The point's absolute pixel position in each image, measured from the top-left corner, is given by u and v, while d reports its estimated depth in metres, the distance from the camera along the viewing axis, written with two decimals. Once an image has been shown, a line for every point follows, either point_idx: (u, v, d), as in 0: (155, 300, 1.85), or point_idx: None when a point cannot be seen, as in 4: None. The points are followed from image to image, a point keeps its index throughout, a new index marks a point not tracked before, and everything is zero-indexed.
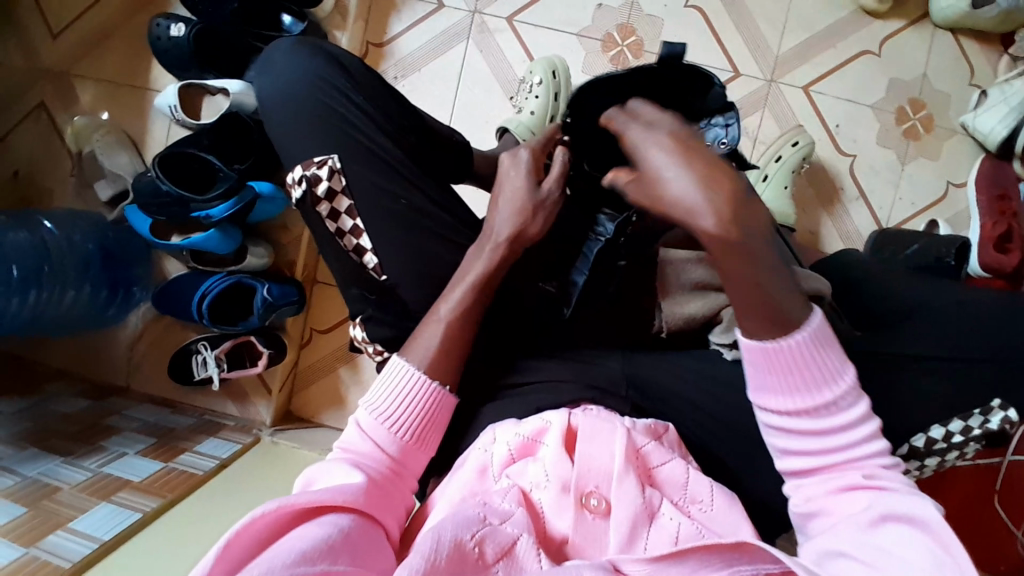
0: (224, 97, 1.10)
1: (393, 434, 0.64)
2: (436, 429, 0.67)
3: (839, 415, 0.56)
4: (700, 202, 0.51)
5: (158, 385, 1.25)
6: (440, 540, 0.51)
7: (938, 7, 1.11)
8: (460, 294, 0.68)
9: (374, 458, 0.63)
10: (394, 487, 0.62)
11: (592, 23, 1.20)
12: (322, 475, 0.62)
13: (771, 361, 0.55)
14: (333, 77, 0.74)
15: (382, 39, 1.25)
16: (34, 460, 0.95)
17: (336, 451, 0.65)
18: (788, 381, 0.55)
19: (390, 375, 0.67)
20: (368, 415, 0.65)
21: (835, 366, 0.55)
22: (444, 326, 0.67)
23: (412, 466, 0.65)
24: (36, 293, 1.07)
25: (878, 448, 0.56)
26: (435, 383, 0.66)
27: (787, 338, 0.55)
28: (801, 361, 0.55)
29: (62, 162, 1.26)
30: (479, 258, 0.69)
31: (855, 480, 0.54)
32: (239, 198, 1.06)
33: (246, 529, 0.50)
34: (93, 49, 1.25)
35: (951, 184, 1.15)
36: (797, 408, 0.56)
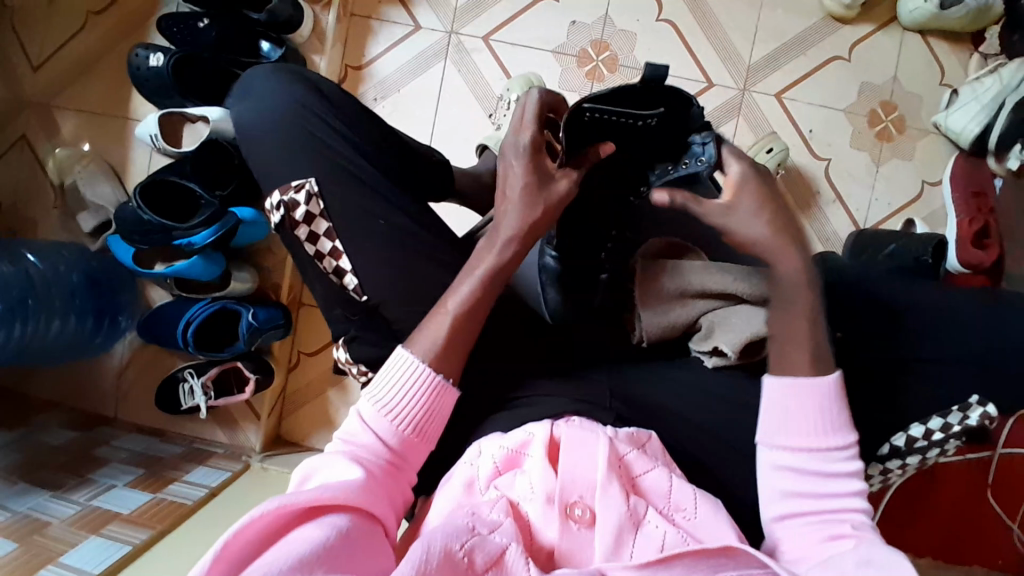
0: (205, 124, 1.10)
1: (394, 427, 0.64)
2: (438, 421, 0.66)
3: (838, 467, 0.63)
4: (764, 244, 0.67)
5: (145, 415, 1.24)
6: (429, 550, 0.51)
7: (906, 10, 1.14)
8: (468, 288, 0.68)
9: (375, 451, 0.63)
10: (394, 482, 0.63)
11: (568, 39, 1.22)
12: (323, 469, 0.61)
13: (788, 395, 0.64)
14: (309, 104, 0.75)
15: (360, 62, 1.26)
16: (22, 495, 0.94)
17: (339, 441, 0.64)
18: (800, 419, 0.64)
19: (394, 368, 0.66)
20: (371, 406, 0.65)
21: (845, 423, 0.64)
22: (452, 319, 0.67)
23: (411, 458, 0.65)
24: (22, 326, 1.05)
25: (863, 510, 0.62)
26: (438, 375, 0.66)
27: (814, 379, 0.64)
28: (821, 407, 0.64)
29: (46, 193, 1.25)
30: (489, 251, 0.69)
31: (843, 529, 0.60)
32: (221, 223, 1.06)
33: (244, 531, 0.51)
34: (72, 82, 1.26)
35: (926, 183, 1.17)
36: (799, 448, 0.64)
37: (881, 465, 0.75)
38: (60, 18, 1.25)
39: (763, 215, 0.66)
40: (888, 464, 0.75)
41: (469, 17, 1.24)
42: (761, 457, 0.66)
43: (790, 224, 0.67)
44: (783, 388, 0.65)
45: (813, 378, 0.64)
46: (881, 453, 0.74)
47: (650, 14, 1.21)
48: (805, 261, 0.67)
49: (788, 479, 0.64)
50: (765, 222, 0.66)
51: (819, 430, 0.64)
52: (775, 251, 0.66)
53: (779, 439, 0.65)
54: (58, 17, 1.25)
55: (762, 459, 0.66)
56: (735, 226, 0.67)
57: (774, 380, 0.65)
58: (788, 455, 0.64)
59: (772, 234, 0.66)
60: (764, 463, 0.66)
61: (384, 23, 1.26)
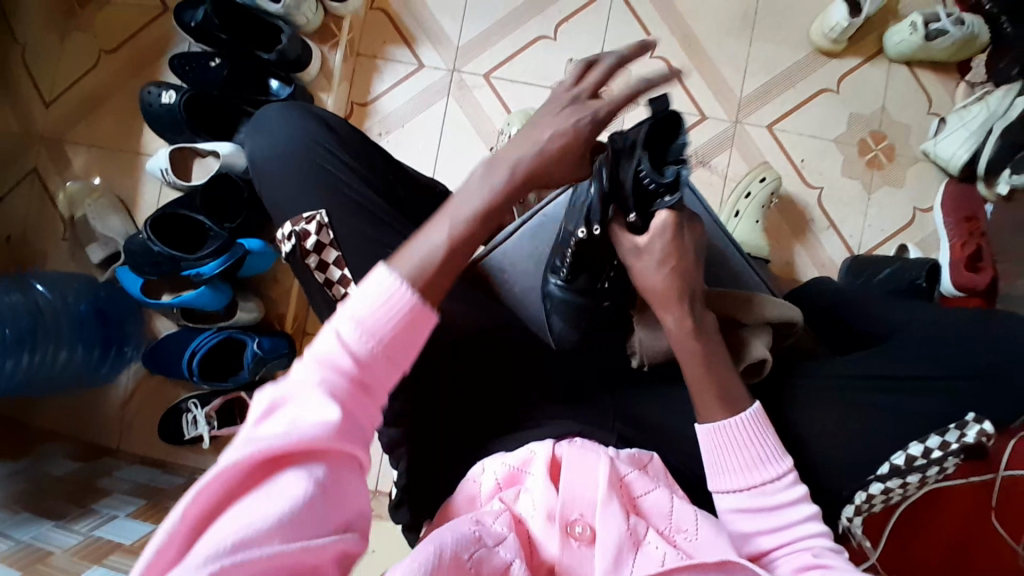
0: (215, 158, 1.14)
1: (373, 350, 0.53)
2: (419, 341, 0.55)
3: (786, 498, 0.65)
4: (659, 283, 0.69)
5: (148, 445, 1.24)
6: (442, 545, 0.53)
7: (892, 43, 1.19)
8: (466, 215, 0.63)
9: (346, 375, 0.52)
10: (368, 410, 0.53)
11: (565, 76, 1.27)
12: (292, 398, 0.51)
13: (717, 437, 0.66)
14: (321, 137, 0.78)
15: (366, 98, 1.30)
16: (25, 525, 0.94)
17: (308, 353, 0.53)
18: (732, 459, 0.66)
19: (377, 282, 0.54)
20: (347, 324, 0.53)
21: (774, 454, 0.66)
22: (445, 248, 0.60)
23: (385, 380, 0.54)
24: (30, 355, 1.08)
25: (823, 532, 0.64)
26: (416, 297, 0.55)
27: (732, 419, 0.66)
28: (747, 442, 0.66)
29: (54, 226, 1.28)
30: (490, 182, 0.65)
31: (809, 559, 0.62)
32: (231, 253, 1.08)
33: (198, 496, 0.46)
34: (85, 117, 1.29)
35: (918, 210, 1.20)
36: (742, 487, 0.65)
37: (881, 487, 0.71)
38: (73, 58, 1.30)
39: (663, 264, 0.68)
40: (888, 484, 0.72)
41: (471, 55, 1.28)
42: (716, 503, 0.67)
43: (689, 273, 0.69)
44: (707, 432, 0.67)
45: (729, 419, 0.66)
46: (881, 472, 0.72)
47: (644, 51, 1.26)
48: (689, 317, 0.68)
49: (747, 518, 0.65)
50: (665, 269, 0.68)
51: (752, 464, 0.66)
52: (662, 302, 0.69)
53: (723, 482, 0.66)
54: (74, 57, 1.30)
55: (716, 506, 0.67)
56: (637, 268, 0.69)
57: (702, 426, 0.67)
58: (737, 497, 0.66)
59: (664, 284, 0.68)
60: (720, 509, 0.67)
61: (389, 62, 1.30)
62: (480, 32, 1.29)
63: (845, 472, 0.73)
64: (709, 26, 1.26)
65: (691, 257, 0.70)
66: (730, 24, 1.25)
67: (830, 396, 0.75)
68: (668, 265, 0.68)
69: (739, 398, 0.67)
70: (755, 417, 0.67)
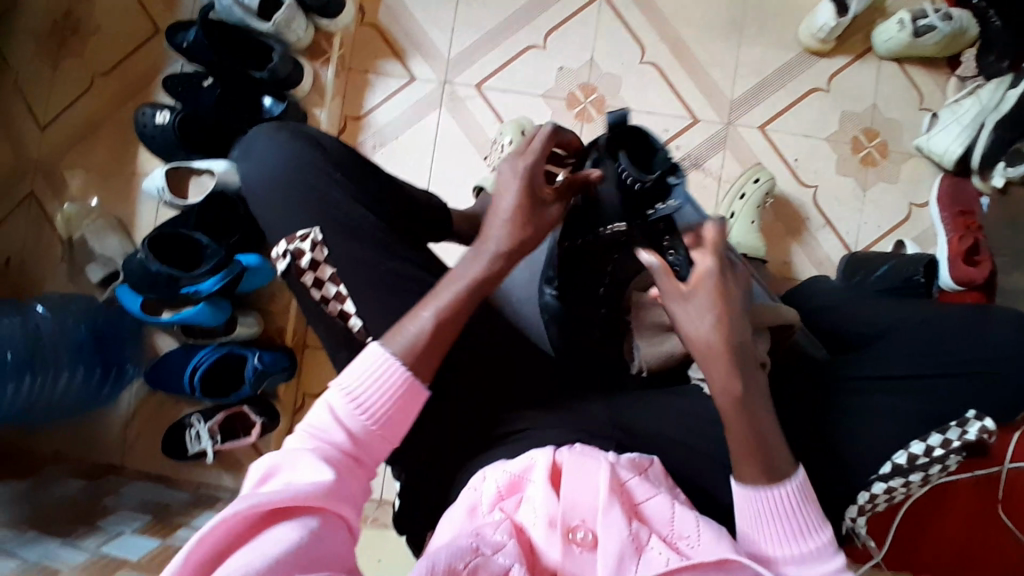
0: (210, 176, 1.15)
1: (362, 422, 0.62)
2: (409, 417, 0.65)
3: (821, 566, 0.63)
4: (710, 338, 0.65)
5: (152, 462, 1.25)
6: (435, 566, 0.55)
7: (881, 40, 1.19)
8: (450, 292, 0.66)
9: (344, 447, 0.61)
10: (360, 477, 0.62)
11: (556, 84, 1.27)
12: (288, 465, 0.59)
13: (757, 501, 0.64)
14: (310, 155, 0.79)
15: (359, 112, 1.31)
16: (33, 544, 0.95)
17: (305, 433, 0.62)
18: (774, 530, 0.64)
19: (366, 358, 0.64)
20: (342, 400, 0.62)
21: (818, 524, 0.64)
22: (434, 319, 0.65)
23: (375, 455, 0.64)
24: (31, 378, 1.08)
25: None
26: (413, 375, 0.64)
27: (776, 488, 0.64)
28: (789, 508, 0.64)
29: (54, 248, 1.30)
30: (473, 262, 0.67)
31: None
32: (229, 270, 1.09)
33: (204, 537, 0.52)
34: (81, 140, 1.31)
35: (913, 205, 1.20)
36: (779, 554, 0.64)
37: (886, 487, 0.73)
38: (67, 82, 1.32)
39: (710, 314, 0.66)
40: (892, 484, 0.73)
41: (462, 66, 1.30)
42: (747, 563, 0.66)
43: (739, 326, 0.66)
44: (747, 495, 0.65)
45: (773, 487, 0.64)
46: (882, 472, 0.73)
47: (633, 58, 1.27)
48: (736, 376, 0.65)
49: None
50: (713, 321, 0.66)
51: (797, 531, 0.64)
52: (708, 358, 0.65)
53: (757, 545, 0.64)
54: (69, 79, 1.32)
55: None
56: (682, 317, 0.67)
57: (743, 486, 0.65)
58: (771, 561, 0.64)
59: (708, 342, 0.65)
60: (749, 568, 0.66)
61: (380, 76, 1.31)
62: (469, 43, 1.30)
63: (844, 473, 0.73)
64: (696, 31, 1.26)
65: (742, 312, 0.67)
66: (717, 28, 1.26)
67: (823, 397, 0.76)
68: (722, 323, 0.65)
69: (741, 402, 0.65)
70: (799, 485, 0.65)
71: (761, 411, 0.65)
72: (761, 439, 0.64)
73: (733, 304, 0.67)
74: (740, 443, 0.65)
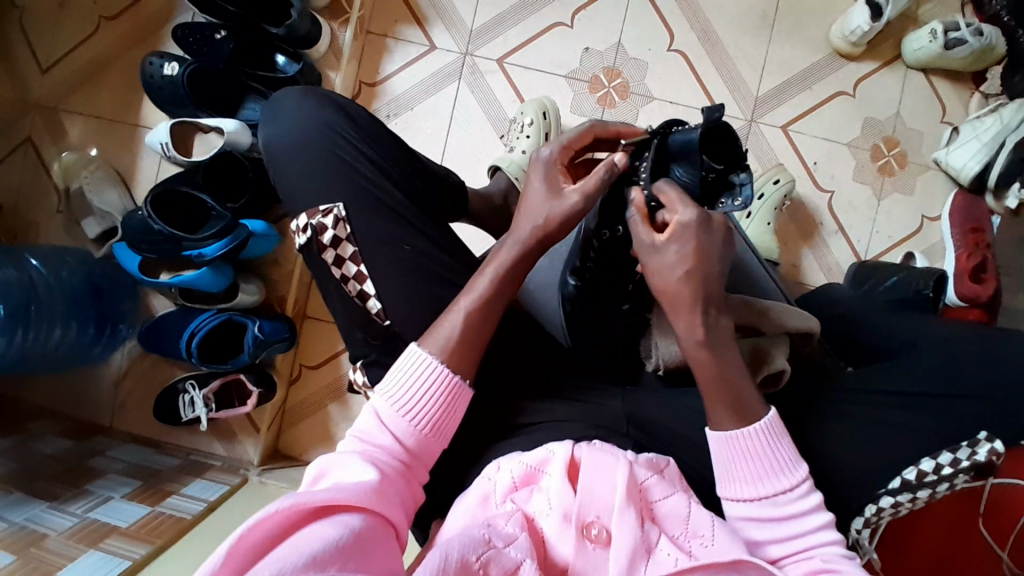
0: (218, 135, 1.11)
1: (410, 424, 0.65)
2: (453, 421, 0.67)
3: (799, 508, 0.64)
4: (677, 289, 0.65)
5: (142, 424, 1.22)
6: (447, 557, 0.53)
7: (911, 49, 1.18)
8: (483, 285, 0.69)
9: (391, 450, 0.64)
10: (405, 482, 0.63)
11: (580, 65, 1.24)
12: (335, 468, 0.62)
13: (728, 447, 0.65)
14: (340, 127, 0.76)
15: (375, 79, 1.27)
16: (19, 506, 0.92)
17: (355, 439, 0.65)
18: (745, 470, 0.65)
19: (410, 363, 0.66)
20: (387, 405, 0.65)
21: (791, 463, 0.65)
22: (464, 315, 0.67)
23: (421, 460, 0.66)
24: (23, 333, 1.04)
25: (837, 541, 0.64)
26: (455, 375, 0.66)
27: (744, 430, 0.65)
28: (759, 450, 0.65)
29: (49, 197, 1.24)
30: (506, 249, 0.70)
31: (817, 564, 0.62)
32: (234, 236, 1.05)
33: (255, 528, 0.51)
34: (83, 86, 1.25)
35: (926, 218, 1.20)
36: (752, 495, 0.65)
37: (891, 501, 0.72)
38: (71, 22, 1.25)
39: (682, 266, 0.64)
40: (898, 498, 0.72)
41: (485, 39, 1.25)
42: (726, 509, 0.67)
43: (711, 282, 0.65)
44: (718, 441, 0.66)
45: (741, 430, 0.65)
46: (892, 486, 0.72)
47: (662, 44, 1.24)
48: (707, 324, 0.65)
49: (756, 527, 0.65)
50: (683, 271, 0.64)
51: (767, 477, 0.65)
52: (675, 308, 0.65)
53: (733, 490, 0.65)
54: (73, 19, 1.25)
55: (726, 512, 0.67)
56: (654, 267, 0.66)
57: (714, 434, 0.66)
58: (748, 505, 0.65)
59: (676, 289, 0.65)
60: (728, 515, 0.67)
61: (400, 42, 1.26)
62: (494, 15, 1.25)
63: (853, 484, 0.73)
64: (727, 23, 1.23)
65: (717, 272, 0.65)
66: (748, 21, 1.23)
67: (843, 410, 0.75)
68: (691, 274, 0.64)
69: (754, 409, 0.66)
70: (769, 428, 0.65)
71: (726, 345, 0.66)
72: (728, 386, 0.65)
73: (707, 261, 0.65)
74: (710, 389, 0.65)
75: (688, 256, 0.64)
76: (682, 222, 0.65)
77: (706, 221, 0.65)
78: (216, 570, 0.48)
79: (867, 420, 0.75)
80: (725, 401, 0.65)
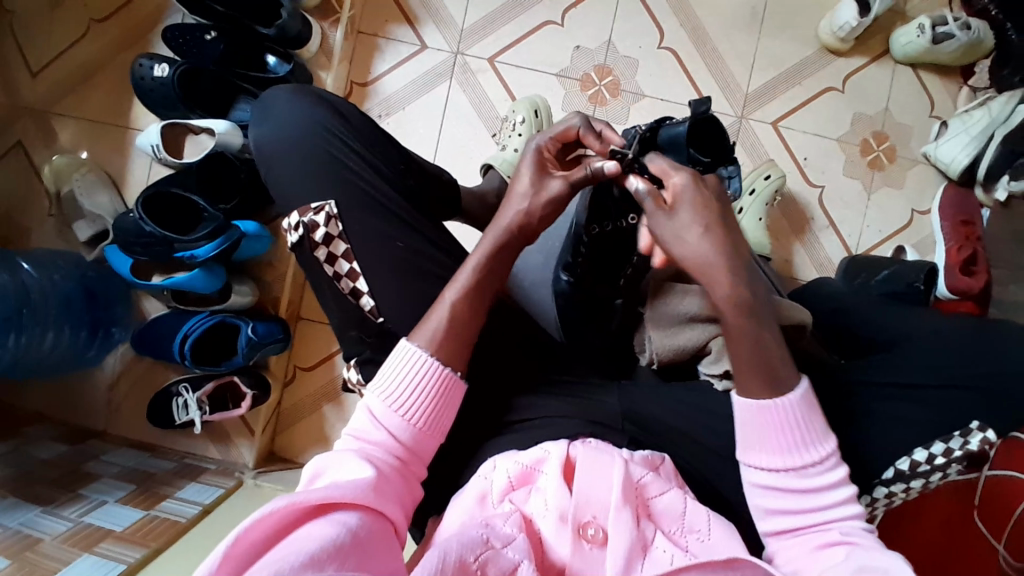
0: (209, 137, 1.11)
1: (404, 420, 0.65)
2: (448, 414, 0.67)
3: (822, 481, 0.64)
4: (701, 254, 0.64)
5: (136, 428, 1.21)
6: (445, 557, 0.53)
7: (898, 44, 1.19)
8: (467, 276, 0.68)
9: (386, 447, 0.64)
10: (401, 479, 0.63)
11: (572, 63, 1.24)
12: (331, 467, 0.62)
13: (756, 416, 0.65)
14: (332, 126, 0.76)
15: (366, 79, 1.27)
16: (13, 511, 0.92)
17: (350, 438, 0.65)
18: (771, 441, 0.65)
19: (401, 360, 0.66)
20: (381, 402, 0.65)
21: (818, 436, 0.65)
22: (450, 307, 0.67)
23: (418, 455, 0.65)
24: (16, 336, 1.03)
25: (857, 515, 0.63)
26: (446, 368, 0.66)
27: (770, 400, 0.64)
28: (788, 421, 0.64)
29: (40, 201, 1.23)
30: (485, 239, 0.70)
31: (834, 536, 0.62)
32: (227, 236, 1.05)
33: (253, 528, 0.51)
34: (72, 90, 1.25)
35: (916, 212, 1.21)
36: (777, 464, 0.65)
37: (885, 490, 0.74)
38: (60, 25, 1.25)
39: (697, 230, 0.65)
40: (892, 489, 0.74)
41: (476, 38, 1.25)
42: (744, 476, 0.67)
43: (729, 239, 0.65)
44: (744, 408, 0.65)
45: (772, 400, 0.65)
46: (886, 477, 0.74)
47: (652, 42, 1.24)
48: (737, 282, 0.64)
49: (774, 495, 0.65)
50: (702, 236, 0.64)
51: (794, 447, 0.64)
52: (707, 275, 0.65)
53: (756, 458, 0.65)
54: (61, 23, 1.24)
55: (744, 479, 0.67)
56: (673, 238, 0.65)
57: (740, 401, 0.66)
58: (769, 473, 0.65)
59: (701, 257, 0.64)
60: (746, 481, 0.67)
61: (391, 42, 1.27)
62: (485, 14, 1.26)
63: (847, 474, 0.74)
64: (717, 20, 1.24)
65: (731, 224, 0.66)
66: (738, 18, 1.24)
67: (835, 402, 0.76)
68: (710, 235, 0.64)
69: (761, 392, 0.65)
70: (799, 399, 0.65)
71: (763, 310, 0.65)
72: (762, 356, 0.64)
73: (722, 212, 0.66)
74: (745, 367, 0.65)
75: (706, 214, 0.65)
76: (684, 184, 0.66)
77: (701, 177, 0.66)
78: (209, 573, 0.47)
79: (859, 411, 0.75)
80: (749, 374, 0.65)
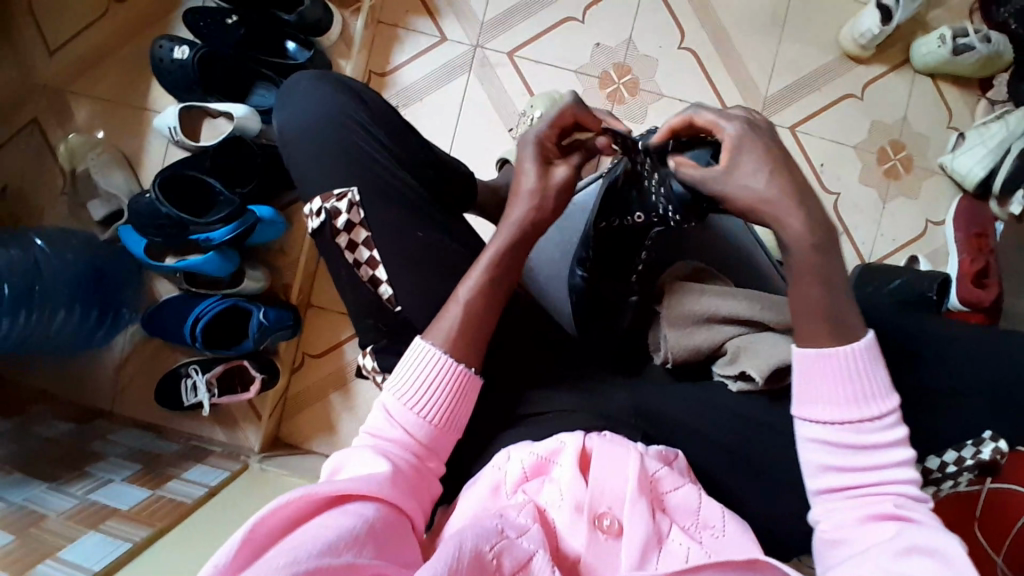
0: (226, 120, 1.11)
1: (420, 417, 0.65)
2: (464, 410, 0.67)
3: (881, 440, 0.61)
4: (769, 192, 0.63)
5: (144, 409, 1.22)
6: (461, 547, 0.53)
7: (918, 54, 1.18)
8: (477, 277, 0.68)
9: (403, 444, 0.64)
10: (419, 476, 0.63)
11: (590, 61, 1.24)
12: (350, 464, 0.62)
13: (818, 364, 0.62)
14: (355, 114, 0.75)
15: (385, 69, 1.27)
16: (19, 486, 0.92)
17: (367, 436, 0.65)
18: (831, 391, 0.62)
19: (415, 358, 0.66)
20: (397, 401, 0.66)
21: (882, 391, 0.62)
22: (464, 306, 0.67)
23: (436, 452, 0.65)
24: (27, 314, 1.03)
25: (912, 483, 0.61)
26: (459, 364, 0.66)
27: (835, 348, 0.62)
28: (853, 373, 0.62)
29: (54, 179, 1.23)
30: (495, 240, 0.70)
31: (888, 507, 0.59)
32: (243, 220, 1.05)
33: (270, 519, 0.51)
34: (89, 70, 1.25)
35: (929, 222, 1.21)
36: (836, 417, 0.62)
37: None
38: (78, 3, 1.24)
39: (763, 172, 0.64)
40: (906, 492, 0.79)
41: (496, 32, 1.25)
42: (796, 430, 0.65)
43: (797, 174, 0.64)
44: (805, 356, 0.63)
45: (834, 348, 0.62)
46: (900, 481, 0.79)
47: (672, 42, 1.24)
48: (810, 218, 0.63)
49: (828, 451, 0.62)
50: (765, 176, 0.64)
51: (855, 402, 0.62)
52: (778, 215, 0.63)
53: (812, 410, 0.63)
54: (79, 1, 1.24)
55: (797, 432, 0.64)
56: (736, 187, 0.64)
57: (803, 350, 0.63)
58: (825, 427, 0.62)
59: (769, 194, 0.63)
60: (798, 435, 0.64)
61: (411, 33, 1.27)
62: (505, 9, 1.25)
63: None
64: (737, 22, 1.24)
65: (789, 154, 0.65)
66: (758, 21, 1.23)
67: None
68: (776, 172, 0.64)
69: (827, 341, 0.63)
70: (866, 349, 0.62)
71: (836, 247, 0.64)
72: (826, 304, 0.63)
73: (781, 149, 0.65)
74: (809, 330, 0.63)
75: (766, 158, 0.64)
76: (735, 135, 0.65)
77: (750, 126, 0.66)
78: (226, 564, 0.48)
79: None
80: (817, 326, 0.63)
